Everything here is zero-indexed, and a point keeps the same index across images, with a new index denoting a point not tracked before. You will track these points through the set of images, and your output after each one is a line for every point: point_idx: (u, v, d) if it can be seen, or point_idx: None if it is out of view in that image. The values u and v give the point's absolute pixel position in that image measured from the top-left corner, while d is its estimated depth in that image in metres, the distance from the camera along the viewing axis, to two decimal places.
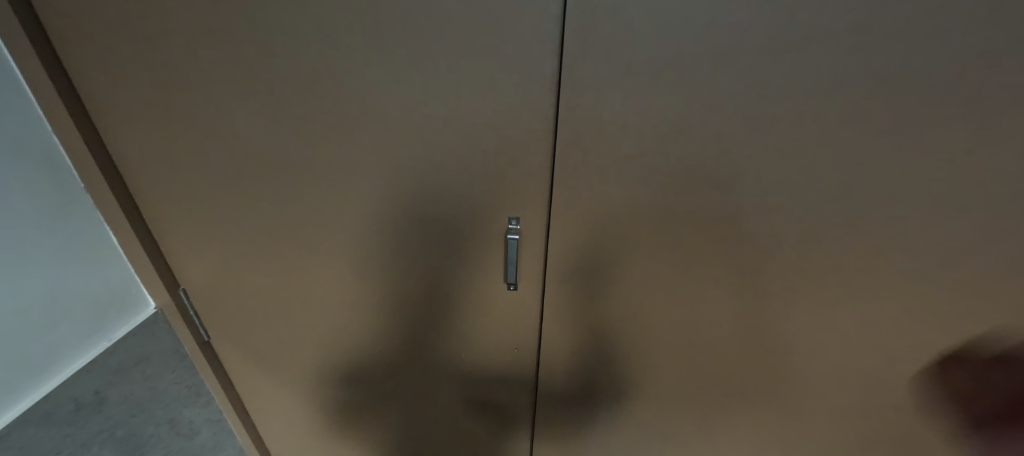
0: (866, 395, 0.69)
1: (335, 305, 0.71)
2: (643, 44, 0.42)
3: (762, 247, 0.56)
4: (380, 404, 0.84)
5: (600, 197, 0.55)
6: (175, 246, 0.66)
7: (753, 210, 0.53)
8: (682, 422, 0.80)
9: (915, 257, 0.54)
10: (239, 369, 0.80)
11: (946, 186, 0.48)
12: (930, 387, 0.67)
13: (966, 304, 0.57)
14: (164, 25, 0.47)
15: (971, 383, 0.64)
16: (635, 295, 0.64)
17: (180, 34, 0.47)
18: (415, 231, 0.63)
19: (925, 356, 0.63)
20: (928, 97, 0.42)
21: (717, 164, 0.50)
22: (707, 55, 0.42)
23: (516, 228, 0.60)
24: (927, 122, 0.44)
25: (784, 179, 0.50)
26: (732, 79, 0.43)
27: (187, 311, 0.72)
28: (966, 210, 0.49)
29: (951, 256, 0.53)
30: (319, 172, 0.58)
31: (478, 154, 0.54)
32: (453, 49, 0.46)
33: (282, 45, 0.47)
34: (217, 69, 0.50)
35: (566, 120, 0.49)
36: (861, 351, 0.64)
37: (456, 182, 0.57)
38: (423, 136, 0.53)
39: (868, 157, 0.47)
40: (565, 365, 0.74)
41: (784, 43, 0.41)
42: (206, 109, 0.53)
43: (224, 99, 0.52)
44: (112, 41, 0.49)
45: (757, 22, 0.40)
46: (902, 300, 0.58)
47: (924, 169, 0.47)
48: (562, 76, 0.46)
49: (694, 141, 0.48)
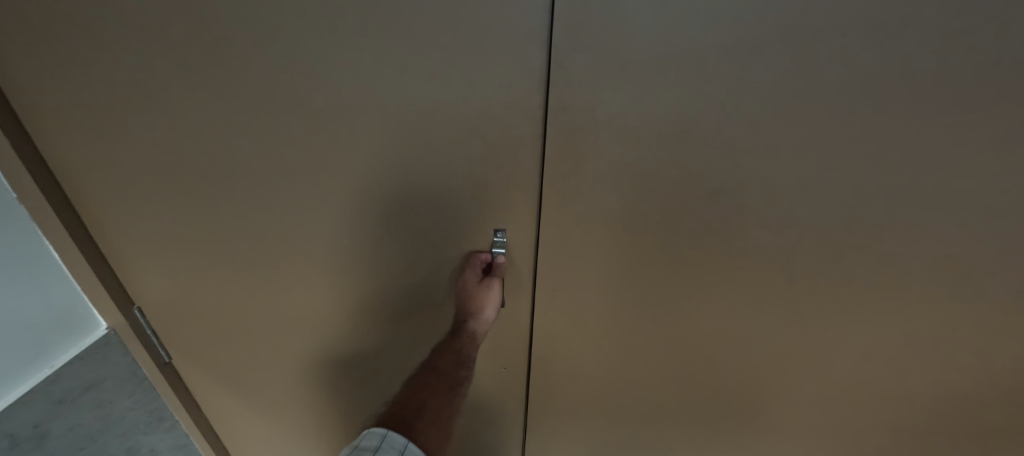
0: (879, 417, 0.64)
1: (306, 319, 0.66)
2: (641, 38, 0.36)
3: (771, 263, 0.51)
4: (362, 417, 0.80)
5: (592, 209, 0.49)
6: (127, 262, 0.60)
7: (762, 223, 0.47)
8: (682, 445, 0.74)
9: (938, 274, 0.49)
10: (207, 388, 0.75)
11: (976, 197, 0.43)
12: (946, 409, 0.62)
13: (989, 322, 0.52)
14: (89, 14, 0.41)
15: (986, 401, 0.60)
16: (631, 314, 0.58)
17: (113, 26, 0.41)
18: (388, 244, 0.57)
19: (942, 376, 0.58)
20: (961, 98, 0.37)
21: (723, 173, 0.44)
22: (714, 51, 0.36)
23: (502, 241, 0.54)
24: (960, 127, 0.39)
25: (797, 189, 0.44)
26: (742, 78, 0.38)
27: (144, 330, 0.67)
28: (995, 223, 0.44)
29: (976, 273, 0.48)
30: (280, 181, 0.52)
31: (454, 161, 0.48)
32: (423, 45, 0.40)
33: (230, 39, 0.41)
34: (158, 67, 0.44)
35: (552, 126, 0.43)
36: (876, 373, 0.59)
37: (430, 193, 0.51)
38: (393, 142, 0.47)
39: (893, 166, 0.41)
40: (556, 386, 0.69)
41: (803, 36, 0.35)
42: (148, 112, 0.47)
43: (168, 101, 0.46)
44: (33, 35, 0.42)
45: (774, 11, 0.34)
46: (922, 319, 0.53)
47: (953, 179, 0.42)
48: (548, 75, 0.40)
49: (697, 148, 0.42)
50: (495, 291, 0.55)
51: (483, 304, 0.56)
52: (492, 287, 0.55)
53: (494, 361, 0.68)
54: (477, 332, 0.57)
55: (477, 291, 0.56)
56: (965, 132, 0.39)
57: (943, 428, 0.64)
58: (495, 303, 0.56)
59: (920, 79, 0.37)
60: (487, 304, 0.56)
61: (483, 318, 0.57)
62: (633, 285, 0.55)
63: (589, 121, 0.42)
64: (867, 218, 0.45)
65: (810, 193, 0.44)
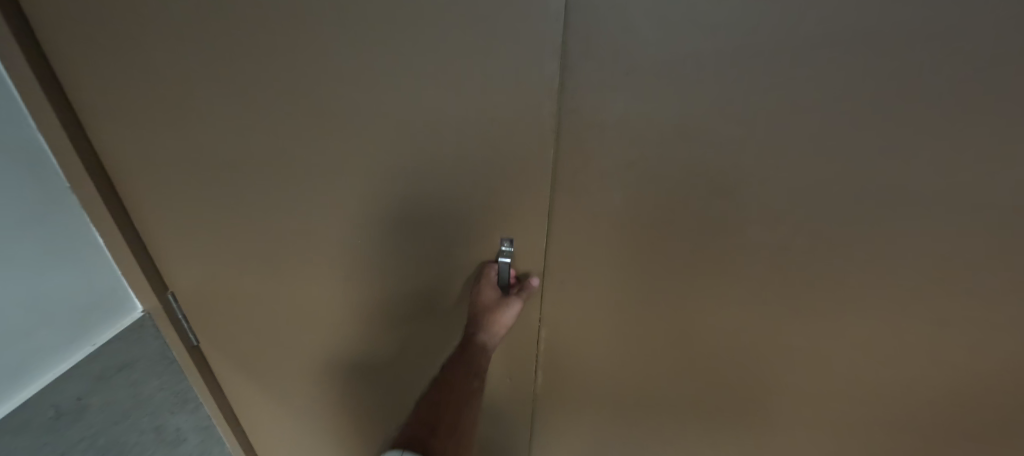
0: (876, 412, 0.66)
1: (326, 310, 0.69)
2: (646, 45, 0.40)
3: (771, 258, 0.53)
4: (372, 408, 0.83)
5: (600, 205, 0.51)
6: (162, 250, 0.64)
7: (760, 219, 0.50)
8: (683, 439, 0.76)
9: (929, 270, 0.51)
10: (228, 372, 0.79)
11: (964, 197, 0.45)
12: (940, 404, 0.64)
13: (980, 319, 0.54)
14: (152, 18, 0.45)
15: (979, 397, 0.61)
16: (636, 307, 0.61)
17: (168, 29, 0.46)
18: (406, 239, 0.60)
19: (937, 371, 0.60)
20: (942, 103, 0.40)
21: (723, 172, 0.47)
22: (713, 57, 0.40)
23: (509, 250, 0.57)
24: (943, 130, 0.41)
25: (793, 188, 0.47)
26: (739, 82, 0.41)
27: (175, 314, 0.71)
28: (984, 221, 0.47)
29: (965, 270, 0.50)
30: (306, 172, 0.55)
31: (473, 159, 0.50)
32: (442, 51, 0.43)
33: (274, 41, 0.45)
34: (206, 68, 0.48)
35: (561, 127, 0.46)
36: (872, 368, 0.61)
37: (449, 189, 0.54)
38: (416, 142, 0.50)
39: (882, 166, 0.44)
40: (562, 376, 0.71)
41: (794, 45, 0.38)
42: (194, 108, 0.51)
43: (211, 98, 0.50)
44: (101, 35, 0.47)
45: (764, 22, 0.37)
46: (915, 314, 0.55)
47: (940, 179, 0.44)
48: (562, 79, 0.43)
49: (699, 147, 0.45)
50: (513, 309, 0.58)
51: (497, 321, 0.59)
52: (511, 305, 0.58)
53: (501, 353, 0.71)
54: (488, 344, 0.60)
55: (495, 308, 0.59)
56: (948, 134, 0.41)
57: (937, 423, 0.66)
58: (510, 321, 0.59)
59: (900, 84, 0.39)
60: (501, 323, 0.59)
61: (496, 333, 0.60)
62: (633, 282, 0.58)
63: (594, 123, 0.45)
64: (856, 217, 0.48)
65: (805, 191, 0.47)
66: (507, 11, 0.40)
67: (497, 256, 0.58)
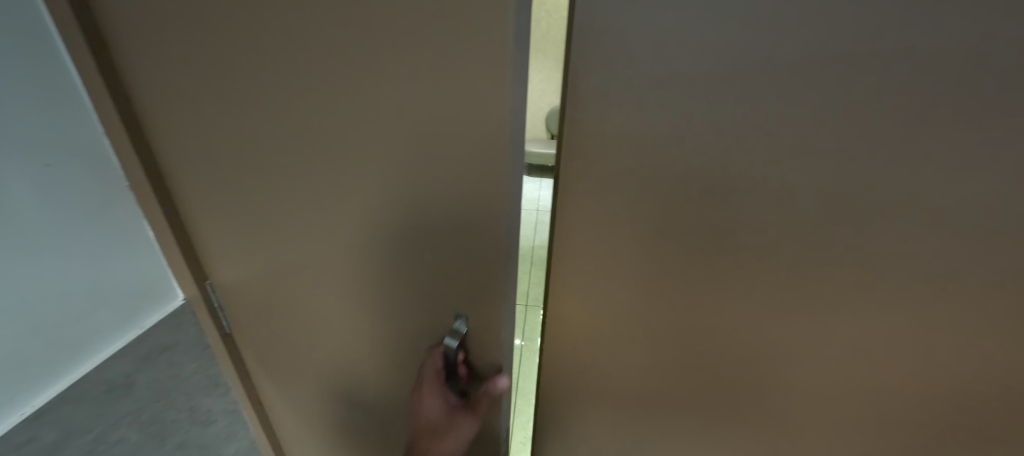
0: (888, 418, 0.64)
1: (337, 326, 0.67)
2: (650, 62, 0.39)
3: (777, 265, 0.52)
4: (387, 419, 0.82)
5: (605, 210, 0.53)
6: (198, 248, 0.69)
7: (766, 227, 0.49)
8: (688, 436, 0.77)
9: (948, 282, 0.49)
10: (256, 362, 0.84)
11: (988, 209, 0.43)
12: (959, 413, 0.62)
13: (1003, 332, 0.52)
14: (144, 38, 0.45)
15: (1001, 408, 0.59)
16: (640, 308, 0.62)
17: (156, 47, 0.45)
18: (410, 271, 0.53)
19: (955, 381, 0.58)
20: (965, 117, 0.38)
21: (728, 181, 0.46)
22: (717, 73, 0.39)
23: (460, 330, 0.54)
24: (967, 143, 0.39)
25: (801, 199, 0.46)
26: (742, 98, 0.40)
27: (212, 304, 0.76)
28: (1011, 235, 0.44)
29: (988, 283, 0.48)
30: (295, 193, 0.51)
31: (462, 194, 0.44)
32: None
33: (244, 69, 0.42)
34: (200, 92, 0.46)
35: (566, 139, 0.48)
36: (885, 376, 0.59)
37: (439, 217, 0.46)
38: (397, 165, 0.43)
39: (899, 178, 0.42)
40: (569, 370, 0.74)
41: (802, 62, 0.37)
42: (199, 130, 0.51)
43: (209, 116, 0.48)
44: (121, 54, 0.49)
45: (770, 38, 0.36)
46: (932, 327, 0.53)
47: (962, 192, 0.42)
48: (568, 95, 0.44)
49: (702, 158, 0.45)
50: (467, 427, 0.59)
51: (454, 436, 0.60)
52: (466, 422, 0.59)
53: None
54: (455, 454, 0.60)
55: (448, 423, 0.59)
56: (972, 148, 0.39)
57: (954, 431, 0.64)
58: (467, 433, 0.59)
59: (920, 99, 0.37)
60: (459, 433, 0.59)
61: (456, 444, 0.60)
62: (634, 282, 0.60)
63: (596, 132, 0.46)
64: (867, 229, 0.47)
65: (813, 202, 0.46)
66: (475, 38, 0.33)
67: (439, 343, 0.58)
